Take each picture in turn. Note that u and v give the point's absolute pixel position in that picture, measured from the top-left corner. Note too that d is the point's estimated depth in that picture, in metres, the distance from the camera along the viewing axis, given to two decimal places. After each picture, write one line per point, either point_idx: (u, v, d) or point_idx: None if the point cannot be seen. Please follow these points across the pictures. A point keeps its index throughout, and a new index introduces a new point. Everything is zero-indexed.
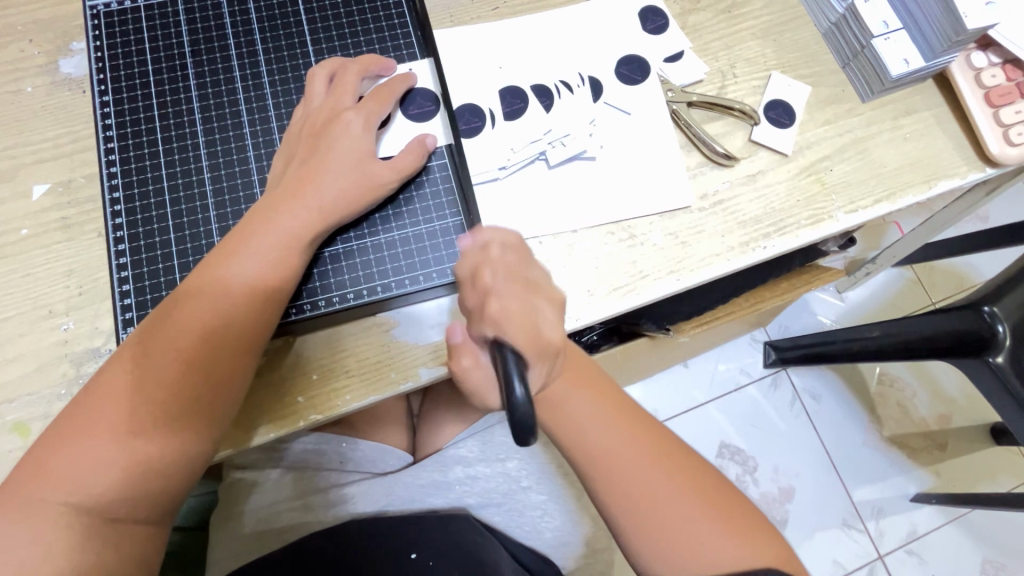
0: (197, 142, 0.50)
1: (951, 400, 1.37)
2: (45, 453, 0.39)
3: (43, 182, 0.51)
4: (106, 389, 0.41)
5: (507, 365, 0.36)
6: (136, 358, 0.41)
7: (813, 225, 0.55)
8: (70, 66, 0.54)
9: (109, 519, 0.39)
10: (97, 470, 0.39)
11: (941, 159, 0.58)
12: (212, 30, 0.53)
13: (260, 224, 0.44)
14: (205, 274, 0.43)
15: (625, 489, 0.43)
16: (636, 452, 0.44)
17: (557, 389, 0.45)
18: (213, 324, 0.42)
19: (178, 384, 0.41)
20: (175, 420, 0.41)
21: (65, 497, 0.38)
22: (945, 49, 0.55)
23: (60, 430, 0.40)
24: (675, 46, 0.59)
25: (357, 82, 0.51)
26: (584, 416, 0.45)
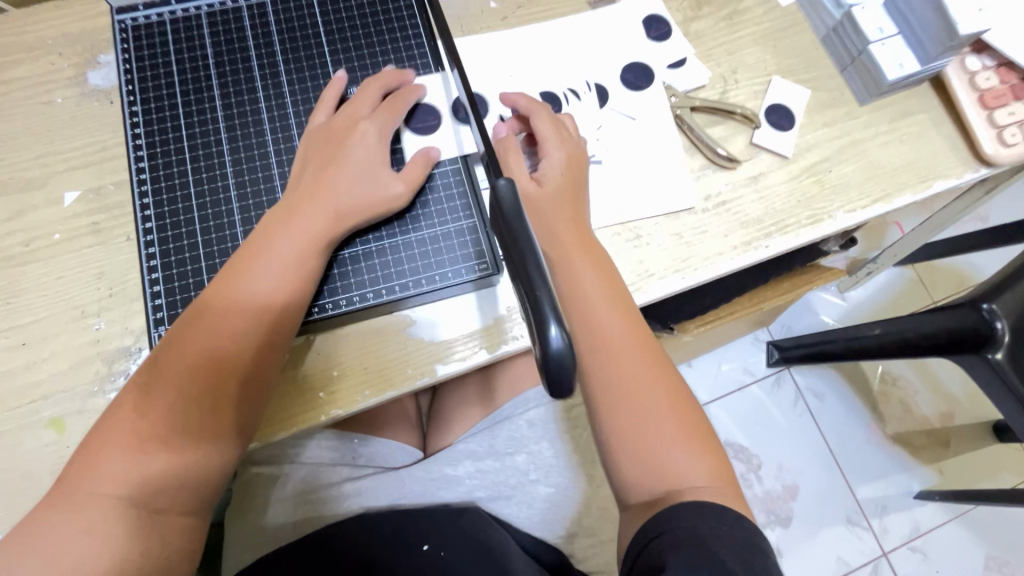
0: (222, 149, 0.53)
1: (953, 398, 1.38)
2: (88, 452, 0.41)
3: (74, 188, 0.53)
4: (142, 384, 0.43)
5: (539, 301, 0.29)
6: (168, 358, 0.43)
7: (813, 225, 0.57)
8: (97, 77, 0.57)
9: (152, 511, 0.41)
10: (138, 466, 0.40)
11: (937, 159, 0.60)
12: (235, 42, 0.55)
13: (285, 225, 0.47)
14: (236, 272, 0.46)
15: (604, 370, 0.47)
16: (630, 345, 0.48)
17: (564, 266, 0.48)
18: (240, 322, 0.45)
19: (211, 379, 0.43)
20: (210, 413, 0.43)
21: (110, 491, 0.40)
22: (939, 54, 0.57)
23: (98, 431, 0.42)
24: (679, 53, 0.61)
25: (405, 99, 0.53)
26: (591, 297, 0.48)
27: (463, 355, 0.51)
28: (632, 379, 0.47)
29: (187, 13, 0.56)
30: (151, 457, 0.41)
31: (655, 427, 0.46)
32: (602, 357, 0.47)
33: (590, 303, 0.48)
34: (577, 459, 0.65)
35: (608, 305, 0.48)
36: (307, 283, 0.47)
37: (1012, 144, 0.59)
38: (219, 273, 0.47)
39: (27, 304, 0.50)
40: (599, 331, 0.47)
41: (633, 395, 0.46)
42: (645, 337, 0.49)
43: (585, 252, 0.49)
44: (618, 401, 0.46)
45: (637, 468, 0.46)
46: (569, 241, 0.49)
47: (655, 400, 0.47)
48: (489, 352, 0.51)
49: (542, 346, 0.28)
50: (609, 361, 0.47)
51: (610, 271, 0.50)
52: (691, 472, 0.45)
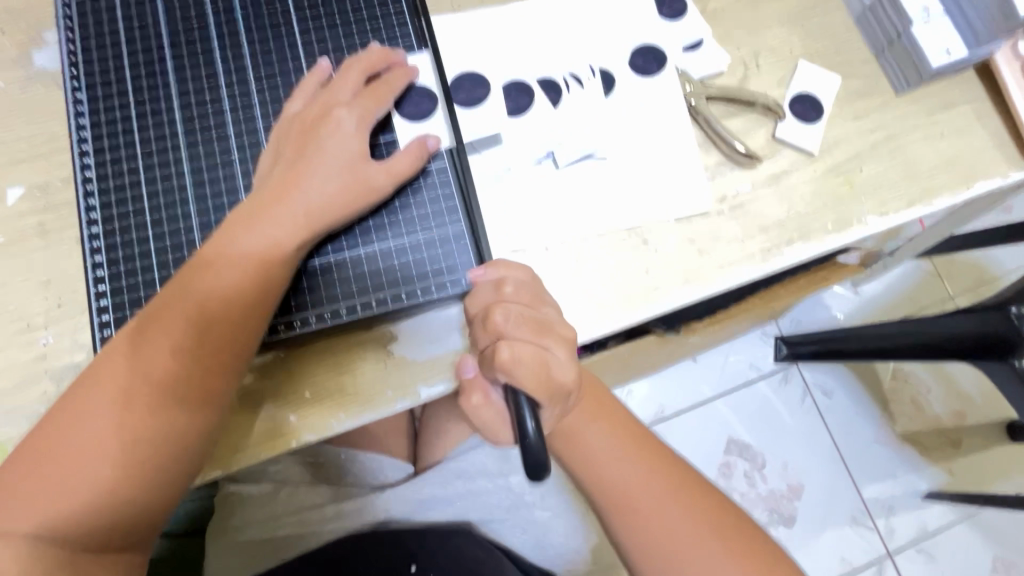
0: (177, 142, 0.47)
1: (967, 396, 1.34)
2: (7, 484, 0.36)
3: (18, 185, 0.48)
4: (75, 406, 0.38)
5: (520, 402, 0.37)
6: (111, 376, 0.38)
7: (839, 230, 0.52)
8: (43, 58, 0.51)
9: (85, 547, 0.37)
10: (70, 497, 0.36)
11: (980, 157, 0.54)
12: (193, 21, 0.49)
13: (245, 228, 0.41)
14: (188, 281, 0.40)
15: (645, 532, 0.43)
16: (653, 486, 0.44)
17: (571, 426, 0.45)
18: (192, 340, 0.39)
19: (160, 399, 0.38)
20: (155, 437, 0.38)
21: (36, 525, 0.35)
22: (990, 38, 0.51)
23: (25, 455, 0.37)
24: (696, 33, 0.54)
25: (391, 88, 0.47)
26: (602, 451, 0.45)
27: (448, 375, 0.46)
28: (677, 538, 0.42)
29: None
30: (88, 487, 0.36)
31: (694, 558, 0.42)
32: (640, 524, 0.43)
33: (610, 464, 0.44)
34: (576, 479, 0.61)
35: (620, 454, 0.45)
36: (268, 290, 0.42)
37: None
38: (173, 277, 0.41)
39: None
40: (630, 498, 0.44)
41: (680, 557, 0.42)
42: (679, 474, 0.45)
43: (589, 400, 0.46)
44: (658, 547, 0.43)
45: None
46: (583, 406, 0.45)
47: (694, 531, 0.43)
48: None
49: (520, 438, 0.35)
50: (633, 509, 0.43)
51: (612, 408, 0.46)
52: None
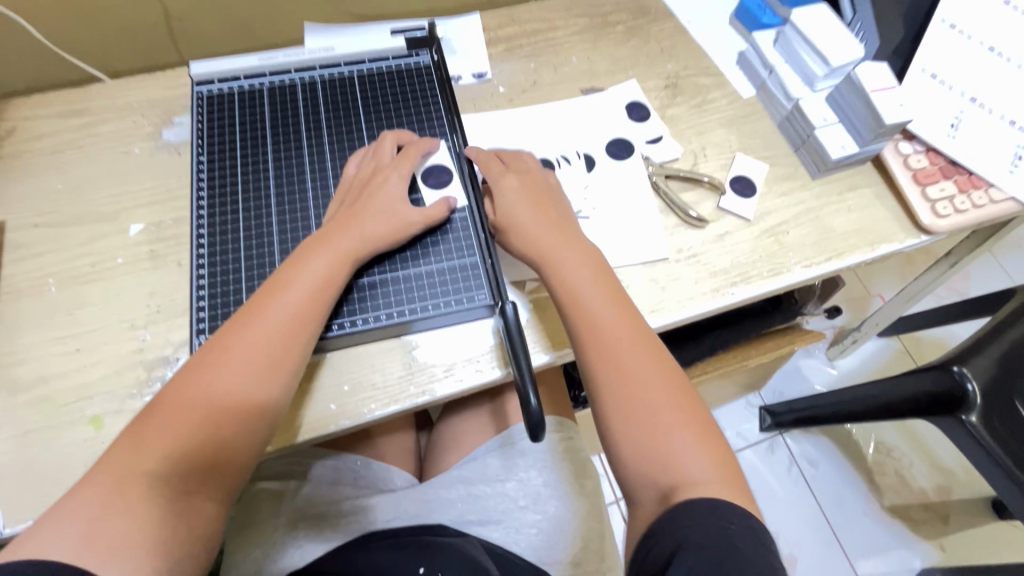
0: (269, 191, 0.62)
1: (950, 471, 1.37)
2: (134, 438, 0.46)
3: (139, 222, 0.63)
4: (189, 376, 0.49)
5: (523, 387, 0.52)
6: (212, 359, 0.50)
7: (774, 277, 0.65)
8: (171, 134, 0.69)
9: (184, 494, 0.46)
10: (175, 450, 0.46)
11: (882, 227, 0.69)
12: (289, 110, 0.67)
13: (320, 244, 0.55)
14: (277, 282, 0.53)
15: (612, 364, 0.52)
16: (637, 348, 0.53)
17: (568, 283, 0.55)
18: (276, 325, 0.51)
19: (248, 374, 0.50)
20: (246, 400, 0.49)
21: (147, 472, 0.45)
22: (873, 138, 0.68)
23: (145, 419, 0.47)
24: (656, 131, 0.73)
25: (419, 153, 0.63)
26: (598, 308, 0.54)
27: (461, 377, 0.58)
28: (644, 391, 0.51)
29: (253, 87, 0.68)
30: (189, 443, 0.47)
31: (658, 417, 0.50)
32: (608, 356, 0.52)
33: (591, 298, 0.54)
34: (563, 488, 0.68)
35: (609, 312, 0.54)
36: (332, 294, 0.55)
37: (945, 216, 0.68)
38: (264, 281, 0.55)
39: (84, 316, 0.58)
40: (604, 331, 0.53)
41: (647, 411, 0.50)
42: (642, 330, 0.54)
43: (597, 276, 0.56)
44: (625, 393, 0.51)
45: (642, 462, 0.49)
46: (587, 274, 0.56)
47: (662, 399, 0.51)
48: (485, 376, 0.58)
49: (525, 412, 0.50)
50: (615, 356, 0.52)
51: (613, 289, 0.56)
52: (698, 472, 0.47)
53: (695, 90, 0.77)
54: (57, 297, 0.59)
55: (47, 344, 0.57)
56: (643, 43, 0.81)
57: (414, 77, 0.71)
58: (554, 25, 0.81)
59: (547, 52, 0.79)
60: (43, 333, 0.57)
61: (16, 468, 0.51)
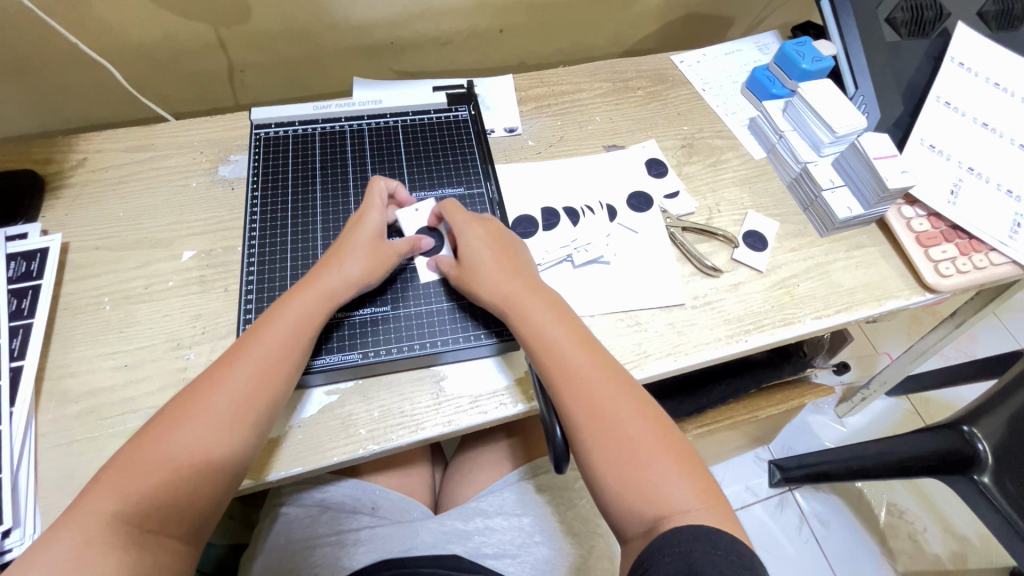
0: (316, 226, 0.67)
1: (964, 537, 1.34)
2: (104, 477, 0.47)
3: (192, 249, 0.68)
4: (163, 417, 0.50)
5: (549, 421, 0.54)
6: (187, 399, 0.51)
7: (787, 326, 0.69)
8: (226, 170, 0.74)
9: (145, 531, 0.46)
10: (144, 488, 0.46)
11: (888, 284, 0.73)
12: (337, 153, 0.73)
13: (301, 288, 0.57)
14: (258, 325, 0.55)
15: (587, 407, 0.52)
16: (603, 380, 0.54)
17: (535, 317, 0.57)
18: (251, 365, 0.53)
19: (218, 414, 0.50)
20: (212, 441, 0.49)
21: (121, 508, 0.45)
22: (876, 202, 0.73)
23: (115, 459, 0.48)
24: (673, 187, 0.78)
25: (382, 187, 0.66)
26: (563, 342, 0.55)
27: (486, 408, 0.60)
28: (618, 424, 0.52)
29: (306, 131, 0.74)
30: (158, 482, 0.47)
31: (636, 447, 0.51)
32: (583, 396, 0.53)
33: (564, 340, 0.56)
34: (576, 527, 0.69)
35: (575, 347, 0.55)
36: (310, 336, 0.56)
37: (949, 276, 0.71)
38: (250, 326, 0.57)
39: (133, 334, 0.62)
40: (574, 371, 0.54)
41: (626, 443, 0.51)
42: (612, 367, 0.55)
43: (554, 309, 0.58)
44: (603, 426, 0.52)
45: (628, 496, 0.49)
46: (548, 307, 0.58)
47: (638, 427, 0.52)
48: (510, 409, 0.60)
49: (550, 444, 0.53)
50: (586, 391, 0.53)
51: (575, 323, 0.58)
52: (680, 500, 0.48)
53: (709, 150, 0.84)
54: (110, 314, 0.63)
55: (97, 359, 0.60)
56: (661, 106, 0.88)
57: (452, 129, 0.77)
58: (580, 88, 0.88)
59: (573, 112, 0.85)
60: (94, 348, 0.60)
61: (57, 477, 0.53)
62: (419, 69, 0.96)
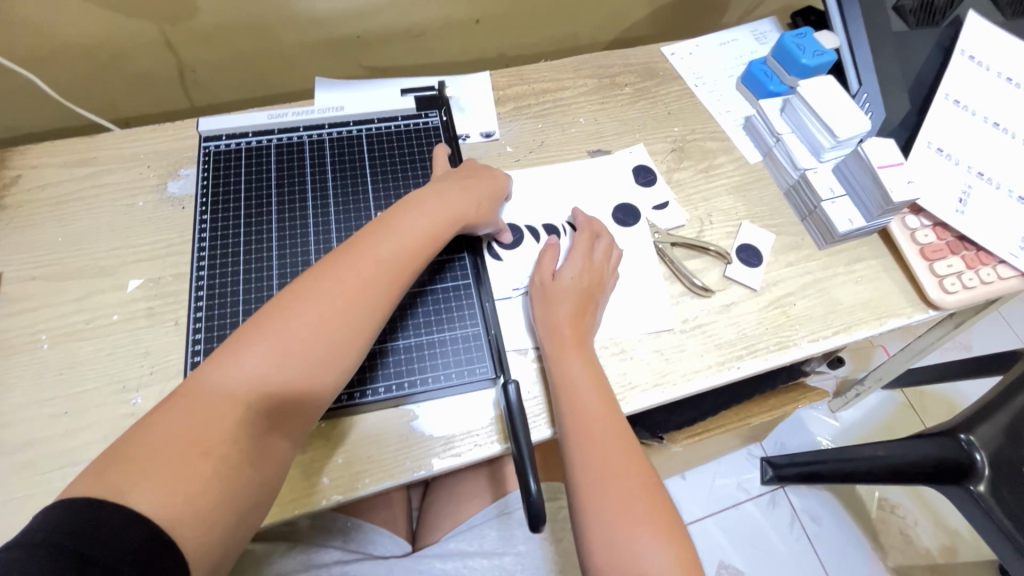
0: (271, 252, 0.61)
1: (954, 530, 1.32)
2: (236, 350, 0.44)
3: (138, 277, 0.62)
4: (298, 299, 0.47)
5: (523, 467, 0.51)
6: (321, 284, 0.48)
7: (780, 350, 0.64)
8: (175, 186, 0.68)
9: (255, 429, 0.43)
10: (258, 393, 0.43)
11: (889, 301, 0.69)
12: (295, 168, 0.66)
13: (429, 202, 0.57)
14: (389, 225, 0.54)
15: (594, 463, 0.53)
16: (610, 434, 0.54)
17: (566, 364, 0.57)
18: (388, 266, 0.51)
19: (339, 327, 0.47)
20: (344, 337, 0.47)
21: (225, 415, 0.41)
22: (880, 213, 0.68)
23: (245, 333, 0.45)
24: (662, 197, 0.73)
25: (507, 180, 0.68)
26: (583, 390, 0.56)
27: (459, 451, 0.56)
28: (613, 481, 0.52)
29: (260, 143, 0.68)
30: (267, 390, 0.43)
31: (624, 507, 0.51)
32: (590, 453, 0.53)
33: (580, 397, 0.56)
34: (559, 563, 0.66)
35: (591, 398, 0.56)
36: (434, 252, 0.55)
37: (953, 292, 0.67)
38: (375, 222, 0.55)
39: (75, 376, 0.57)
40: (587, 419, 0.55)
41: (617, 502, 0.51)
42: (624, 427, 0.55)
43: (581, 353, 0.58)
44: (598, 482, 0.52)
45: (608, 558, 0.49)
46: (581, 354, 0.58)
47: (631, 488, 0.52)
48: (483, 451, 0.56)
49: (526, 500, 0.49)
50: (591, 440, 0.54)
51: (600, 373, 0.58)
52: (658, 568, 0.48)
53: (701, 154, 0.78)
54: (48, 355, 0.58)
55: (34, 405, 0.55)
56: (650, 105, 0.81)
57: (422, 137, 0.71)
58: (563, 85, 0.82)
59: (555, 112, 0.79)
60: (30, 394, 0.55)
61: None
62: (391, 64, 0.88)
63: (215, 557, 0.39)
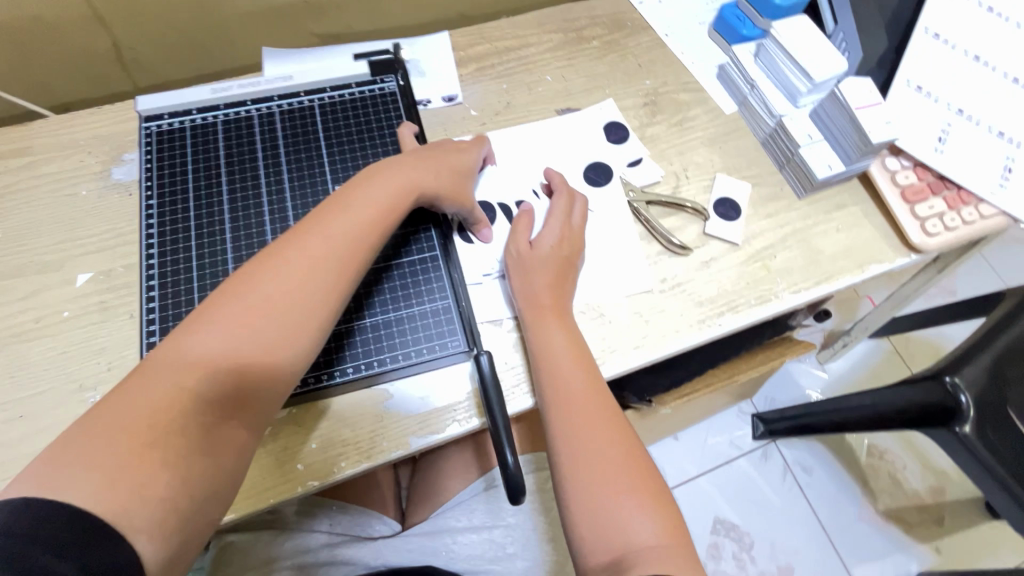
0: (225, 235, 0.58)
1: (942, 471, 1.34)
2: (186, 339, 0.41)
3: (87, 270, 0.59)
4: (250, 283, 0.44)
5: (500, 441, 0.50)
6: (274, 266, 0.46)
7: (762, 304, 0.63)
8: (120, 172, 0.64)
9: (210, 420, 0.40)
10: (211, 381, 0.41)
11: (871, 247, 0.67)
12: (244, 145, 0.63)
13: (386, 175, 0.54)
14: (346, 201, 0.51)
15: (576, 436, 0.51)
16: (592, 405, 0.53)
17: (546, 334, 0.55)
18: (345, 242, 0.49)
19: (295, 309, 0.45)
20: (300, 320, 0.45)
21: (174, 406, 0.39)
22: (859, 156, 0.65)
23: (195, 322, 0.42)
24: (635, 153, 0.70)
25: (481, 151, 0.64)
26: (564, 361, 0.54)
27: (437, 427, 0.54)
28: (596, 452, 0.51)
29: (205, 121, 0.64)
30: (222, 377, 0.41)
31: (607, 478, 0.50)
32: (572, 425, 0.52)
33: (561, 369, 0.54)
34: (548, 532, 0.66)
35: (572, 369, 0.54)
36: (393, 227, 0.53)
37: (936, 234, 0.65)
38: (331, 198, 0.52)
39: (28, 378, 0.54)
40: (569, 391, 0.53)
41: (601, 473, 0.50)
42: (609, 399, 0.54)
43: (560, 322, 0.56)
44: (581, 454, 0.51)
45: (592, 530, 0.48)
46: (560, 324, 0.56)
47: (614, 459, 0.50)
48: (461, 426, 0.54)
49: (504, 470, 0.49)
50: (573, 413, 0.52)
51: (581, 343, 0.56)
52: (645, 538, 0.47)
53: (674, 106, 0.75)
54: None
55: None
56: (619, 58, 0.78)
57: (379, 105, 0.67)
58: (527, 42, 0.77)
59: (519, 71, 0.75)
60: None
61: None
62: (345, 30, 0.83)
63: (173, 550, 0.37)
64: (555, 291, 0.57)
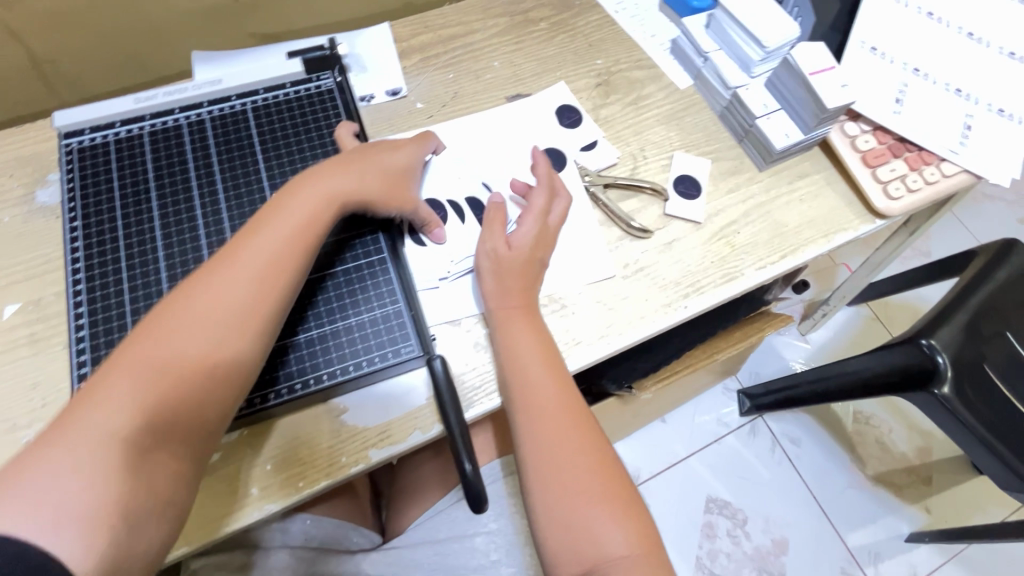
0: (157, 253, 0.55)
1: (928, 431, 1.35)
2: (107, 374, 0.40)
3: (14, 301, 0.55)
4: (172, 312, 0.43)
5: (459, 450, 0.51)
6: (196, 290, 0.44)
7: (727, 282, 0.61)
8: (45, 195, 0.60)
9: (139, 449, 0.39)
10: (136, 411, 0.39)
11: (835, 215, 0.66)
12: (174, 156, 0.59)
13: (313, 179, 0.52)
14: (269, 212, 0.49)
15: (545, 444, 0.50)
16: (561, 411, 0.51)
17: (512, 338, 0.53)
18: (270, 253, 0.47)
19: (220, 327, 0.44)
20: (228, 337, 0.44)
21: (96, 440, 0.37)
22: (816, 123, 0.64)
23: (118, 356, 0.41)
24: (590, 136, 0.68)
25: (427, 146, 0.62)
26: (530, 365, 0.52)
27: (397, 438, 0.52)
28: (566, 461, 0.49)
29: (131, 133, 0.60)
30: (149, 405, 0.40)
31: (578, 489, 0.48)
32: (540, 434, 0.50)
33: (528, 374, 0.52)
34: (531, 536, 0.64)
35: (539, 373, 0.52)
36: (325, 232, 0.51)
37: (899, 198, 0.64)
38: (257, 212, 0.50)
39: None
40: (537, 396, 0.51)
41: (571, 483, 0.48)
42: (579, 404, 0.52)
43: (527, 324, 0.54)
44: (550, 463, 0.49)
45: (562, 542, 0.47)
46: (525, 324, 0.54)
47: (585, 468, 0.49)
48: (422, 434, 0.53)
49: (461, 476, 0.51)
50: (542, 421, 0.50)
51: (549, 344, 0.54)
52: (616, 550, 0.46)
53: (628, 85, 0.72)
54: None
55: None
56: (569, 39, 0.75)
57: (316, 104, 0.64)
58: (472, 28, 0.74)
59: (466, 59, 0.72)
60: None
61: None
62: (283, 29, 0.79)
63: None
64: (519, 289, 0.55)
